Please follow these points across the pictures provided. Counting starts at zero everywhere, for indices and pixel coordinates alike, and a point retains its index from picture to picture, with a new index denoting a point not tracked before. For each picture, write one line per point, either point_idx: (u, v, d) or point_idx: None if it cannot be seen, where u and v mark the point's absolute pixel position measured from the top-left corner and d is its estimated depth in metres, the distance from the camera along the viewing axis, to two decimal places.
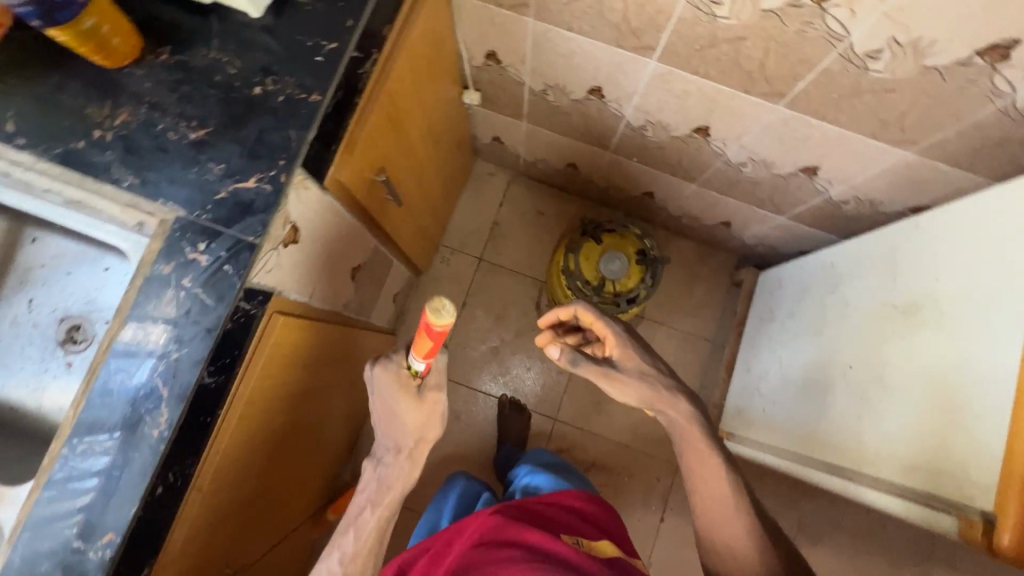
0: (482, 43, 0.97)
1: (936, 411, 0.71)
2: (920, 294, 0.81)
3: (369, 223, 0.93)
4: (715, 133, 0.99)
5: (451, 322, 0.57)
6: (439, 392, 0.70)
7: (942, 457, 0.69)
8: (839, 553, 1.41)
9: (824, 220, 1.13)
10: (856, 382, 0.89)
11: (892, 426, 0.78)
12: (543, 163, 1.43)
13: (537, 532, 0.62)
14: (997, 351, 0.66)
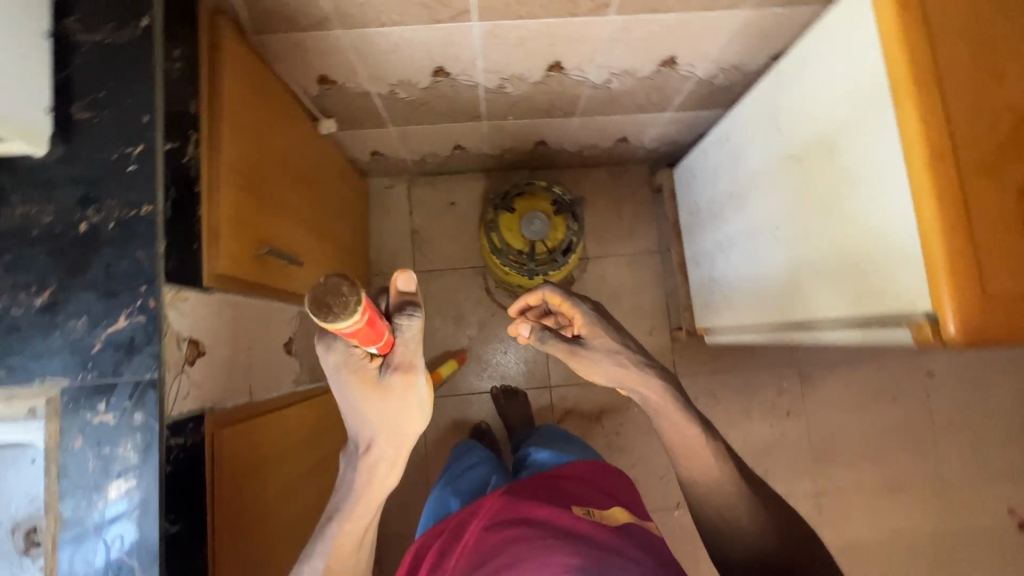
0: (307, 71, 0.92)
1: (858, 236, 0.74)
2: (806, 137, 0.84)
3: (276, 295, 0.89)
4: (568, 64, 0.97)
5: (354, 316, 0.49)
6: (409, 369, 0.63)
7: (877, 277, 0.72)
8: (844, 385, 1.49)
9: (705, 100, 1.14)
10: (786, 238, 0.92)
11: (830, 268, 0.81)
12: (431, 156, 1.39)
13: (547, 508, 0.64)
14: (882, 163, 0.68)
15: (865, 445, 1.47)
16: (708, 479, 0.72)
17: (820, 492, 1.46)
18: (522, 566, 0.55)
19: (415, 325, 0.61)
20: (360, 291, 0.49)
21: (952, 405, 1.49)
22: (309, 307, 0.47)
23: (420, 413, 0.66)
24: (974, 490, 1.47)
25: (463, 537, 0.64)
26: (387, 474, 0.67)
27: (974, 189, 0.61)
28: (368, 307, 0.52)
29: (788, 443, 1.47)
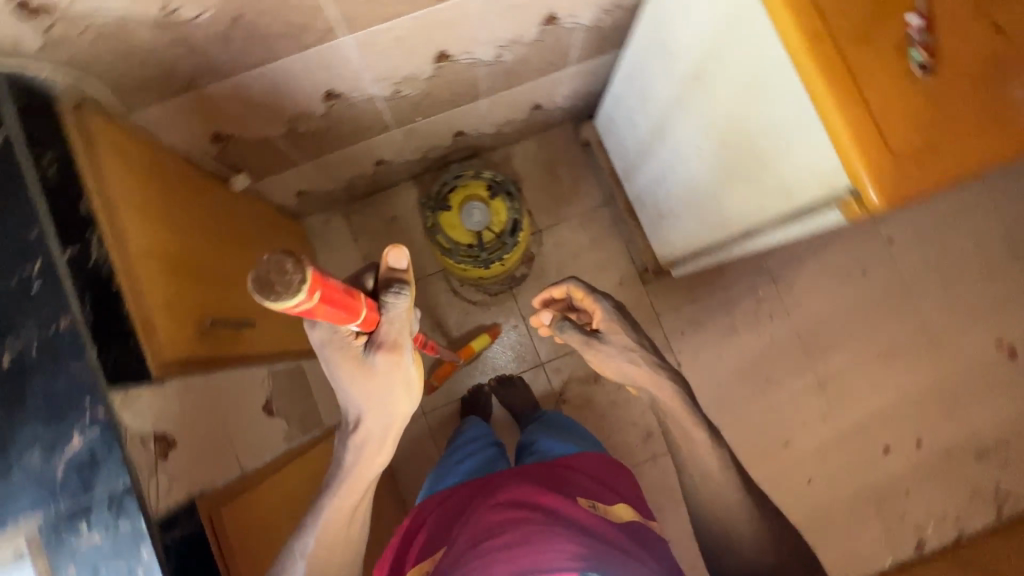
0: (197, 134, 0.89)
1: (769, 135, 0.75)
2: (698, 54, 0.85)
3: (236, 361, 0.88)
4: (455, 50, 0.96)
5: (302, 291, 0.48)
6: (392, 349, 0.67)
7: (795, 170, 0.74)
8: (814, 274, 1.53)
9: (600, 45, 1.14)
10: (710, 157, 0.93)
11: (754, 173, 0.83)
12: (356, 179, 1.37)
13: (553, 495, 0.73)
14: (769, 59, 0.69)
15: (849, 323, 1.52)
16: (714, 485, 0.82)
17: (822, 380, 1.50)
18: (530, 542, 0.65)
19: (401, 303, 0.65)
20: (305, 267, 0.49)
21: (919, 262, 1.54)
22: (254, 290, 0.47)
23: (405, 393, 0.71)
24: (959, 332, 1.52)
25: (475, 509, 0.74)
26: (383, 447, 0.74)
27: (859, 60, 0.62)
28: (318, 281, 0.52)
29: (779, 345, 1.51)
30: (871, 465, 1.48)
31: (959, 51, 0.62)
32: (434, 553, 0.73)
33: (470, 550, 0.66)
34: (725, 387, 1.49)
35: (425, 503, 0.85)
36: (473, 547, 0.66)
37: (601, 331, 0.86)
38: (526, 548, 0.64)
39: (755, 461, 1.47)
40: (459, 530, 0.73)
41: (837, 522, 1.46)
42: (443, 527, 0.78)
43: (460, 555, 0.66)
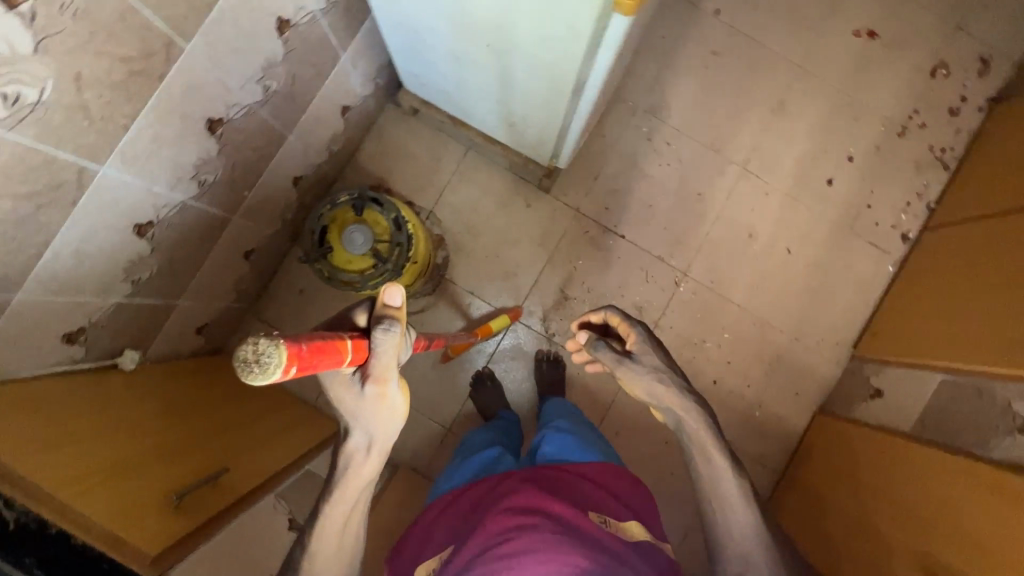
0: (47, 347, 0.84)
1: None
2: None
3: (220, 517, 0.86)
4: (220, 109, 0.90)
5: (278, 369, 0.49)
6: (378, 381, 0.65)
7: (563, 7, 0.72)
8: (679, 83, 1.54)
9: (351, 18, 1.09)
10: (501, 46, 0.91)
11: (539, 37, 0.82)
12: (241, 283, 1.32)
13: (564, 505, 0.80)
14: None
15: (733, 103, 1.54)
16: (745, 544, 0.79)
17: (742, 165, 1.53)
18: (537, 552, 0.71)
19: (390, 340, 0.62)
20: (282, 352, 0.49)
21: (753, 12, 1.56)
22: (239, 365, 0.48)
23: (391, 417, 0.69)
24: (821, 47, 1.56)
25: (486, 514, 0.82)
26: (373, 462, 0.73)
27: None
28: (298, 358, 0.51)
29: (690, 161, 1.53)
30: (827, 204, 1.53)
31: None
32: (443, 554, 0.82)
33: (477, 558, 0.74)
34: (671, 227, 1.51)
35: (438, 502, 0.95)
36: (481, 554, 0.74)
37: (633, 352, 0.89)
38: (532, 557, 0.71)
39: (736, 268, 1.51)
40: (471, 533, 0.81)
41: (831, 268, 1.52)
42: (453, 527, 0.87)
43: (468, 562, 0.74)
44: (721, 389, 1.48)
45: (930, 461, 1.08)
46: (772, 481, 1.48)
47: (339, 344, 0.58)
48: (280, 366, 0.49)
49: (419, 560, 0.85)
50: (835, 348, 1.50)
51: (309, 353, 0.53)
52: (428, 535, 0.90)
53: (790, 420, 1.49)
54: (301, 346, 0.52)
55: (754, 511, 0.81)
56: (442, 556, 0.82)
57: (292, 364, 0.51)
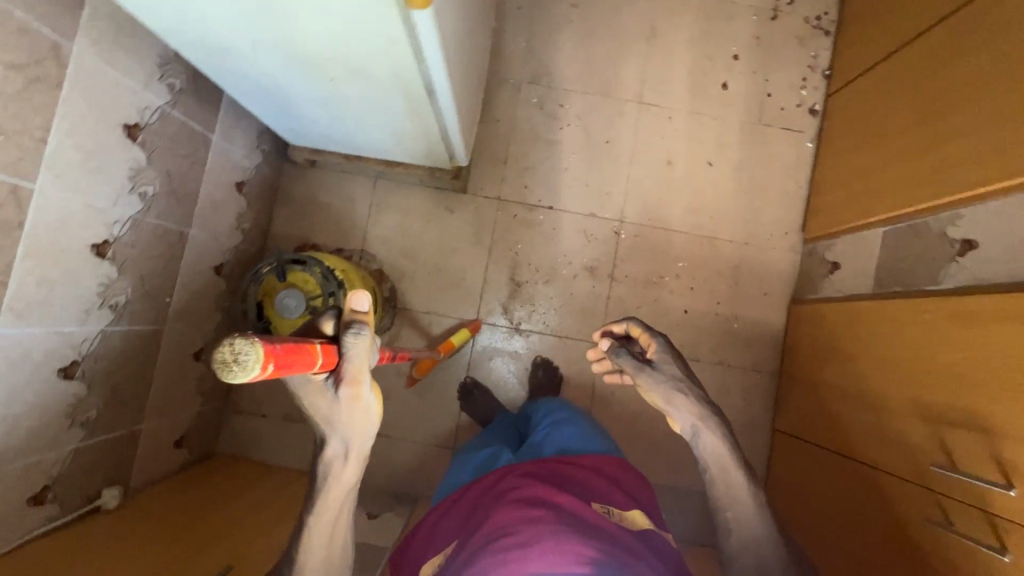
0: (16, 516, 0.84)
1: (326, 19, 0.74)
2: (237, 31, 0.82)
3: None
4: (103, 231, 0.91)
5: (256, 362, 0.46)
6: (355, 382, 0.63)
7: (369, 20, 0.73)
8: (551, 44, 1.55)
9: (204, 99, 1.10)
10: (345, 77, 0.92)
11: (368, 54, 0.83)
12: (204, 383, 1.32)
13: (567, 496, 0.81)
14: None
15: (608, 44, 1.55)
16: (757, 550, 0.79)
17: (639, 99, 1.54)
18: (537, 542, 0.71)
19: (361, 343, 0.60)
20: (260, 349, 0.47)
21: None
22: (216, 365, 0.46)
23: (372, 422, 0.67)
24: None
25: (489, 511, 0.83)
26: (354, 469, 0.71)
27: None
28: (275, 356, 0.49)
29: (589, 114, 1.54)
30: (729, 106, 1.55)
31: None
32: (449, 552, 0.85)
33: (477, 554, 0.74)
34: (593, 181, 1.52)
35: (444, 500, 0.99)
36: (480, 549, 0.75)
37: (654, 362, 0.88)
38: (529, 547, 0.71)
39: (667, 196, 1.52)
40: (474, 530, 0.83)
41: (755, 164, 1.53)
42: (458, 524, 0.89)
43: (467, 558, 0.75)
44: (694, 315, 1.50)
45: (892, 312, 1.10)
46: (772, 383, 1.49)
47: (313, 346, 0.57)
48: (259, 361, 0.47)
49: (428, 558, 0.89)
50: (786, 238, 1.52)
51: (285, 353, 0.51)
52: (437, 531, 0.93)
53: (770, 320, 1.50)
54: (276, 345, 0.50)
55: (766, 515, 0.81)
56: (448, 553, 0.85)
57: (270, 361, 0.48)
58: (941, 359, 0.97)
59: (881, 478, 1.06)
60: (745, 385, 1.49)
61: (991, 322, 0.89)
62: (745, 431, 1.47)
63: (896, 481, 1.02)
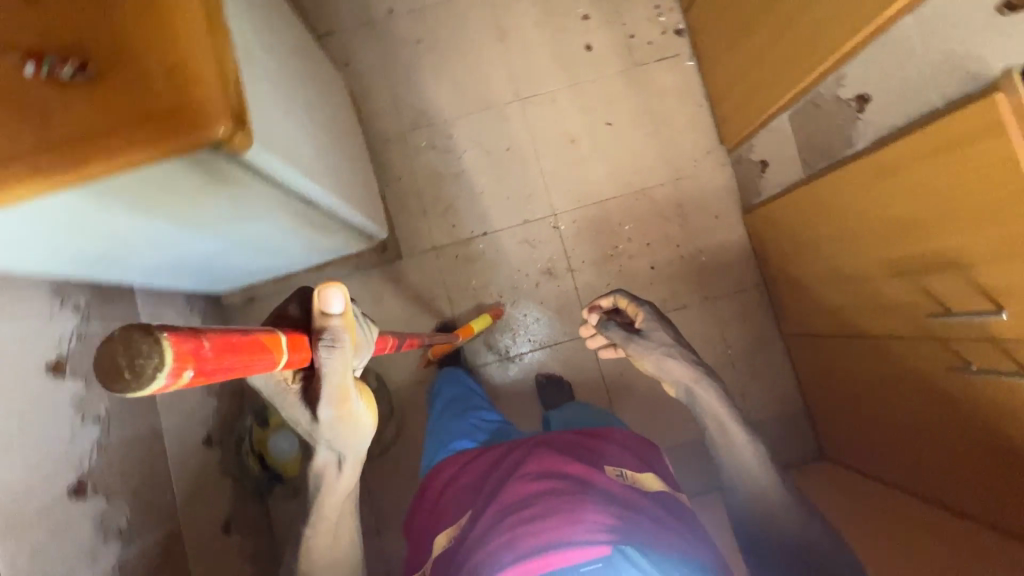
0: None
1: (173, 199, 0.74)
2: (102, 240, 0.82)
3: None
4: (73, 474, 0.90)
5: (166, 369, 0.37)
6: (336, 397, 0.64)
7: (212, 181, 0.72)
8: (415, 85, 1.55)
9: (115, 301, 1.10)
10: (226, 230, 0.92)
11: (230, 208, 0.82)
12: (244, 550, 1.31)
13: (579, 465, 0.83)
14: (85, 204, 0.68)
15: (467, 61, 1.55)
16: (764, 499, 0.86)
17: (517, 97, 1.54)
18: (558, 512, 0.74)
19: (336, 359, 0.61)
20: (171, 351, 0.37)
21: None
22: (100, 372, 0.35)
23: (362, 426, 0.70)
24: None
25: (502, 483, 0.84)
26: (354, 467, 0.76)
27: (50, 122, 0.60)
28: (196, 361, 0.40)
29: (479, 132, 1.54)
30: (602, 64, 1.55)
31: (58, 28, 0.61)
32: (462, 523, 0.85)
33: (497, 525, 0.75)
34: (513, 191, 1.52)
35: (447, 462, 0.99)
36: (498, 524, 0.76)
37: (643, 330, 0.93)
38: (554, 518, 0.73)
39: (585, 173, 1.52)
40: (484, 502, 0.84)
41: (650, 105, 1.53)
42: (467, 492, 0.90)
43: (484, 529, 0.77)
44: (662, 267, 1.49)
45: (832, 187, 1.09)
46: (763, 296, 1.48)
47: (257, 340, 0.49)
48: (169, 369, 0.37)
49: (437, 530, 0.88)
50: (710, 157, 1.52)
51: (212, 354, 0.42)
52: (443, 500, 0.93)
53: (732, 238, 1.49)
54: (201, 344, 0.41)
55: (767, 466, 0.88)
56: (461, 525, 0.84)
57: (188, 365, 0.39)
58: (890, 214, 0.97)
59: (891, 345, 1.05)
60: (740, 308, 1.48)
61: (915, 160, 0.88)
62: (759, 350, 1.46)
63: (904, 345, 1.02)
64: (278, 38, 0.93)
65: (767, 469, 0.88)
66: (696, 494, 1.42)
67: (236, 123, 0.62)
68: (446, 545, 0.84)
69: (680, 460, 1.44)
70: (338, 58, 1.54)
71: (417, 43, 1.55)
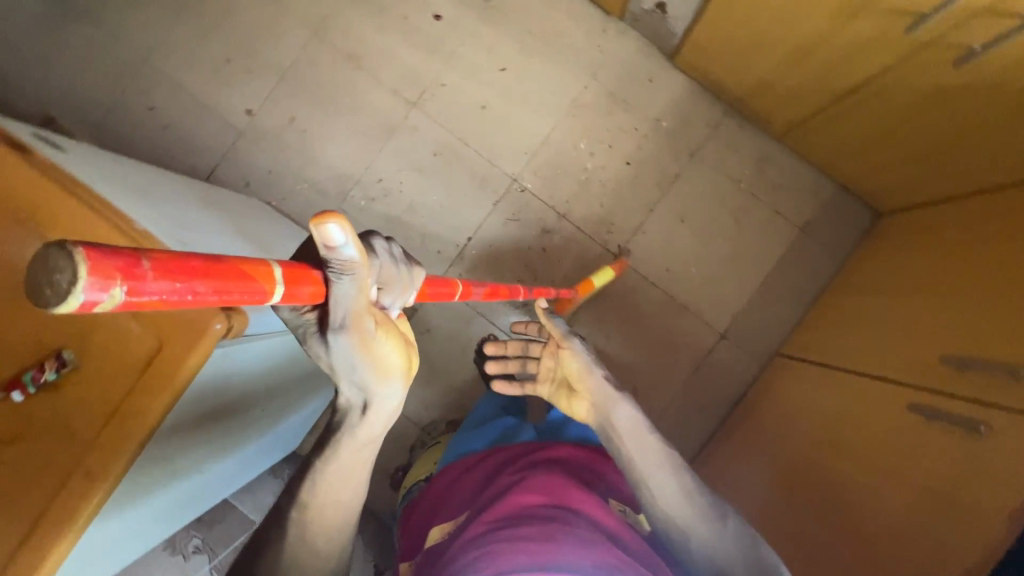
0: None
1: (184, 432, 0.72)
2: (179, 503, 0.85)
3: None
4: None
5: (85, 280, 0.25)
6: (357, 330, 0.52)
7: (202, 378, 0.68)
8: (317, 157, 1.49)
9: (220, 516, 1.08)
10: (245, 411, 0.88)
11: (222, 388, 0.78)
12: None
13: (585, 494, 0.71)
14: (140, 500, 0.69)
15: (344, 105, 1.49)
16: (703, 536, 0.66)
17: (410, 103, 1.48)
18: (551, 532, 0.61)
19: (349, 290, 0.47)
20: (94, 258, 0.26)
21: (254, 71, 1.50)
22: (27, 298, 0.26)
23: (393, 368, 0.58)
24: (299, 6, 1.50)
25: (502, 493, 0.73)
26: (377, 427, 0.64)
27: (74, 424, 0.57)
28: (136, 275, 0.28)
29: (401, 157, 1.48)
30: (458, 23, 1.48)
31: (16, 337, 0.58)
32: (459, 521, 0.77)
33: (475, 542, 0.63)
34: (465, 184, 1.47)
35: (465, 464, 0.92)
36: (473, 541, 0.64)
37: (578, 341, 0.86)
38: (538, 540, 0.60)
39: (513, 125, 1.47)
40: (478, 510, 0.73)
41: (526, 26, 1.47)
42: (471, 492, 0.83)
43: (460, 544, 0.65)
44: (636, 155, 1.44)
45: None
46: (738, 117, 1.43)
47: (238, 267, 0.36)
48: (93, 283, 0.26)
49: (436, 521, 0.82)
50: (610, 32, 1.46)
51: (168, 271, 0.30)
52: (444, 503, 0.85)
53: (678, 87, 1.44)
54: (145, 261, 0.29)
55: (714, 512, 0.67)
56: (458, 522, 0.76)
57: (118, 282, 0.27)
58: None
59: (884, 79, 1.03)
60: (725, 142, 1.43)
61: None
62: (767, 164, 1.43)
63: (900, 70, 0.99)
64: (188, 205, 0.88)
65: (712, 516, 0.67)
66: (799, 323, 1.40)
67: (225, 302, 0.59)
68: (437, 540, 0.77)
69: (767, 302, 1.41)
70: (236, 181, 1.48)
71: (292, 120, 1.49)
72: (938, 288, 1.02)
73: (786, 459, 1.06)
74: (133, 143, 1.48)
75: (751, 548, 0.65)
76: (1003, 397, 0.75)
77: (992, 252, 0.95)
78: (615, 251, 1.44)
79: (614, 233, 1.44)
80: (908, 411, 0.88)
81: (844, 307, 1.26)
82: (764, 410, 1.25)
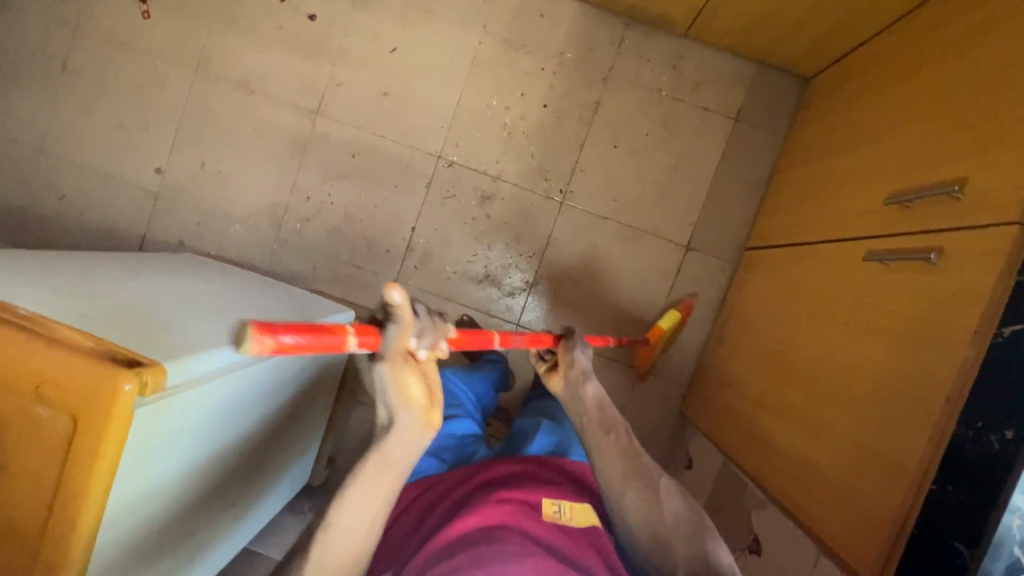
0: None
1: (165, 492, 0.69)
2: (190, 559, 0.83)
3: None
4: None
5: (253, 334, 0.39)
6: (395, 369, 0.54)
7: (169, 436, 0.65)
8: (241, 195, 1.45)
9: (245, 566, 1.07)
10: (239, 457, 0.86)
11: (208, 440, 0.75)
12: None
13: (517, 524, 0.74)
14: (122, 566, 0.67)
15: (250, 135, 1.44)
16: (657, 527, 0.75)
17: (314, 114, 1.43)
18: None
19: (395, 338, 0.51)
20: (257, 323, 0.40)
21: (151, 130, 1.45)
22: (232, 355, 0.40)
23: (425, 404, 0.59)
24: (173, 49, 1.44)
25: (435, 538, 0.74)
26: (408, 448, 0.62)
27: (21, 526, 0.56)
28: (281, 331, 0.41)
29: (322, 170, 1.44)
30: (335, 17, 1.42)
31: None
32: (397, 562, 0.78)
33: None
34: (393, 177, 1.43)
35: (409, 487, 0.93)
36: None
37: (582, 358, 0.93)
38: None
39: (422, 103, 1.42)
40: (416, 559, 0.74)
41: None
42: (410, 531, 0.84)
43: None
44: (552, 96, 1.40)
45: None
46: (641, 26, 1.38)
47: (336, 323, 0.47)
48: (256, 336, 0.40)
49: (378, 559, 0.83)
50: None
51: (299, 329, 0.43)
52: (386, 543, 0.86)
53: (573, 14, 1.39)
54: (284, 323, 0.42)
55: (665, 503, 0.77)
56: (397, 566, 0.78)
57: (270, 335, 0.40)
58: None
59: None
60: (637, 55, 1.39)
61: None
62: (684, 65, 1.38)
63: None
64: (98, 265, 0.85)
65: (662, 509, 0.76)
66: (759, 211, 1.37)
67: (130, 358, 0.57)
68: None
69: (723, 200, 1.38)
70: (171, 242, 1.45)
71: (204, 166, 1.45)
72: (872, 134, 0.99)
73: (774, 346, 1.05)
74: (57, 236, 1.45)
75: (691, 531, 0.75)
76: (961, 217, 0.72)
77: (918, 75, 0.90)
78: (560, 197, 1.40)
79: (553, 179, 1.40)
80: (869, 259, 0.86)
81: (796, 181, 1.23)
82: (746, 305, 1.23)
